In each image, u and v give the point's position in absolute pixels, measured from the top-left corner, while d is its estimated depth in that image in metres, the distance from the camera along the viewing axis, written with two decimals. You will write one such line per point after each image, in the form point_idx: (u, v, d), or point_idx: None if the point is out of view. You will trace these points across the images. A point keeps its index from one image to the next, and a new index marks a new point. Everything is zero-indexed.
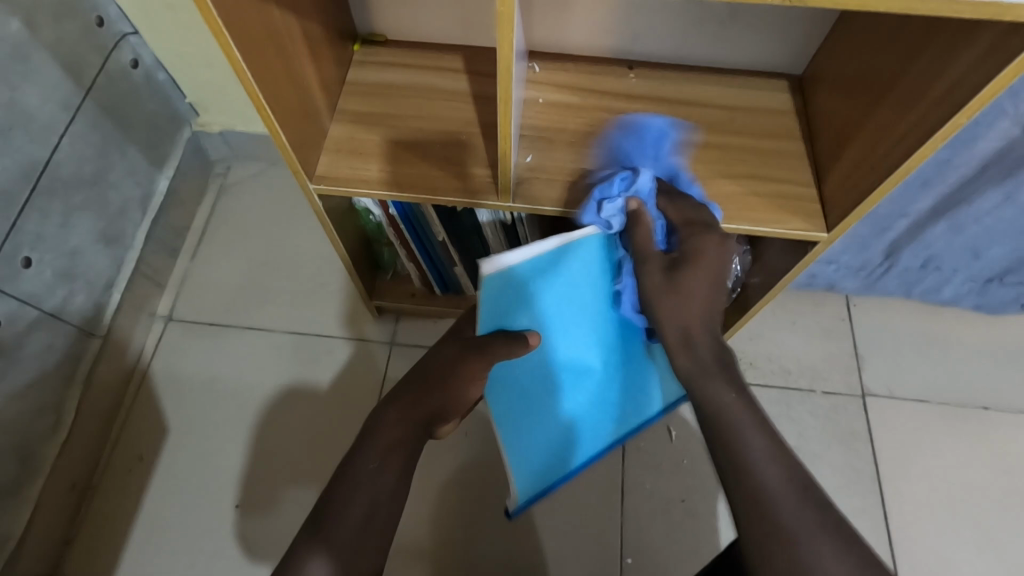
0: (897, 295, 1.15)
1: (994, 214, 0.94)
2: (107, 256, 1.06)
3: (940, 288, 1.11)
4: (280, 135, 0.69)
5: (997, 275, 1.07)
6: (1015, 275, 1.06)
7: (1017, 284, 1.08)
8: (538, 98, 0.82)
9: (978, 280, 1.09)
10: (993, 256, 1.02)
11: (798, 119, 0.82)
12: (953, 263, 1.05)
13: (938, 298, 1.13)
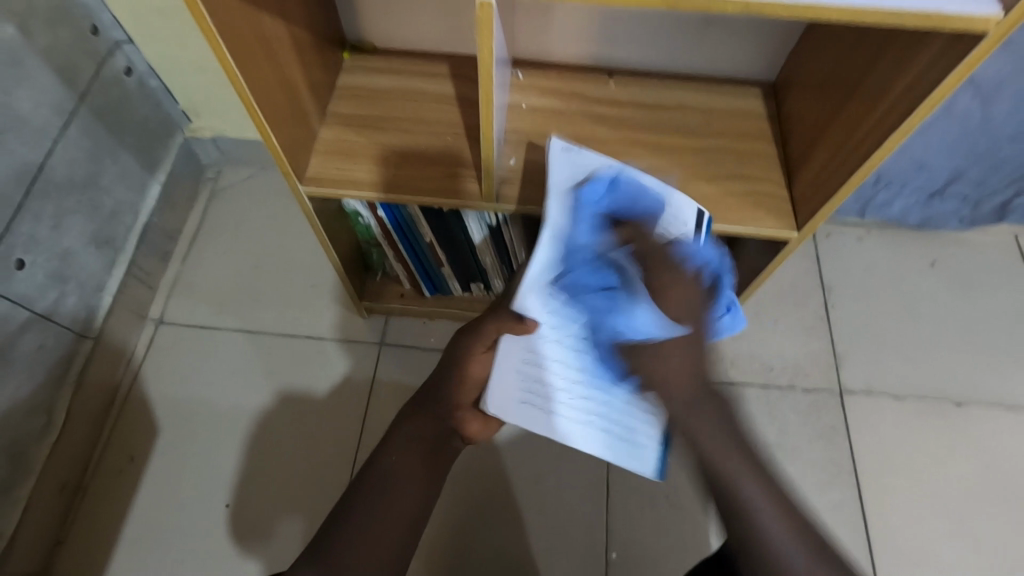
0: (853, 211, 1.19)
1: (937, 125, 0.99)
2: (99, 259, 1.08)
3: (891, 203, 1.16)
4: (270, 138, 0.71)
5: (941, 188, 1.12)
6: (956, 186, 1.11)
7: (958, 196, 1.13)
8: (522, 102, 0.85)
9: (924, 193, 1.13)
10: (939, 167, 1.07)
11: (770, 123, 0.85)
12: (902, 177, 1.10)
13: (889, 214, 1.18)
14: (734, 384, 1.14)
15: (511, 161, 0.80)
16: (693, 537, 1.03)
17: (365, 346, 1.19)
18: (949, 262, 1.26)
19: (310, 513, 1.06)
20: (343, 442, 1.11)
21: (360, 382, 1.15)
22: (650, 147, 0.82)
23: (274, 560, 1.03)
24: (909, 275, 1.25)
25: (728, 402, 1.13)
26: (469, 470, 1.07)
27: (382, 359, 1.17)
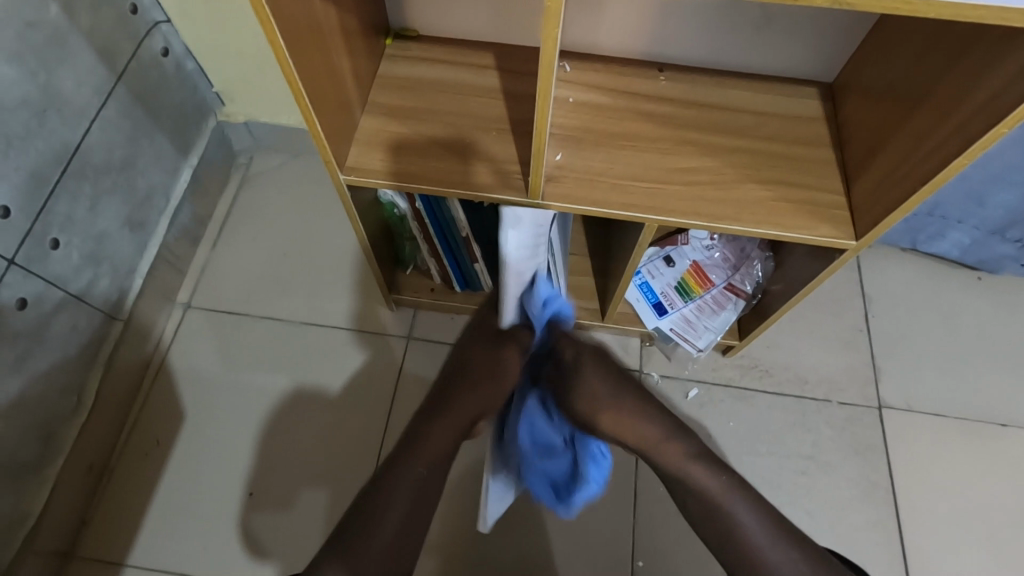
0: (901, 241, 1.17)
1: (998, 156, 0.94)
2: (132, 241, 1.07)
3: (943, 235, 1.12)
4: (315, 126, 0.69)
5: (1000, 230, 1.07)
6: (1016, 230, 1.06)
7: (1017, 241, 1.08)
8: (569, 97, 0.82)
9: (983, 230, 1.08)
10: (998, 203, 1.02)
11: (827, 126, 0.81)
12: (959, 211, 1.06)
13: (941, 246, 1.14)
14: (768, 394, 1.11)
15: (557, 158, 0.77)
16: None
17: (391, 338, 1.17)
18: (997, 279, 1.21)
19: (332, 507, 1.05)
20: (367, 435, 1.10)
21: (386, 376, 1.14)
22: (700, 146, 0.79)
23: (295, 553, 1.02)
24: (954, 290, 1.20)
25: (761, 413, 1.10)
26: None
27: (409, 353, 1.15)
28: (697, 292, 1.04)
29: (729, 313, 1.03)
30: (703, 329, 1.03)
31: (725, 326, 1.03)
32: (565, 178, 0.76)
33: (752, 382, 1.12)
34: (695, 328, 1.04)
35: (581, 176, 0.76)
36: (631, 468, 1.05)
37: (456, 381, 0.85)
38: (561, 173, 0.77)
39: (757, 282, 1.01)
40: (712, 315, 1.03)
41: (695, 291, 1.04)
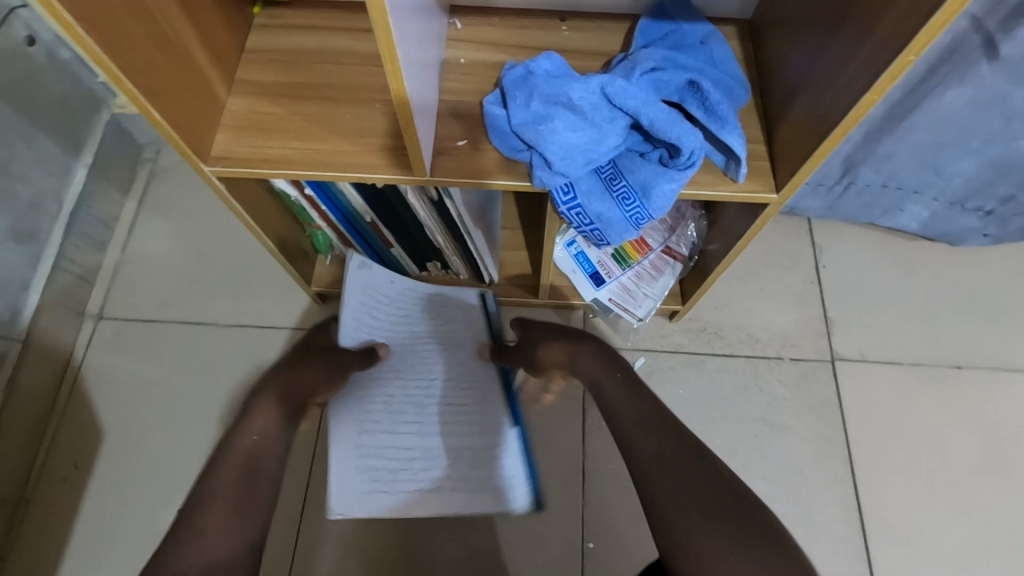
0: (860, 218, 1.09)
1: (952, 122, 0.87)
2: (20, 254, 0.98)
3: (902, 207, 1.05)
4: (152, 113, 0.60)
5: (960, 201, 1.01)
6: (976, 200, 1.00)
7: (978, 212, 1.02)
8: (460, 58, 0.73)
9: (942, 202, 1.02)
10: (956, 172, 0.95)
11: (748, 69, 0.74)
12: (915, 182, 0.99)
13: (900, 219, 1.07)
14: (719, 357, 1.07)
15: (448, 128, 0.69)
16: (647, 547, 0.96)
17: None
18: None
19: None
20: None
21: None
22: None
23: None
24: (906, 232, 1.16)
25: (712, 377, 1.05)
26: None
27: None
28: (634, 258, 0.97)
29: (668, 277, 0.98)
30: (643, 296, 0.98)
31: (664, 291, 0.98)
32: (458, 151, 0.68)
33: (701, 346, 1.07)
34: (634, 295, 0.98)
35: (476, 147, 0.68)
36: (578, 448, 1.01)
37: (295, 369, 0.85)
38: (454, 145, 0.69)
39: (692, 243, 0.95)
40: (651, 281, 0.98)
41: (632, 257, 0.97)
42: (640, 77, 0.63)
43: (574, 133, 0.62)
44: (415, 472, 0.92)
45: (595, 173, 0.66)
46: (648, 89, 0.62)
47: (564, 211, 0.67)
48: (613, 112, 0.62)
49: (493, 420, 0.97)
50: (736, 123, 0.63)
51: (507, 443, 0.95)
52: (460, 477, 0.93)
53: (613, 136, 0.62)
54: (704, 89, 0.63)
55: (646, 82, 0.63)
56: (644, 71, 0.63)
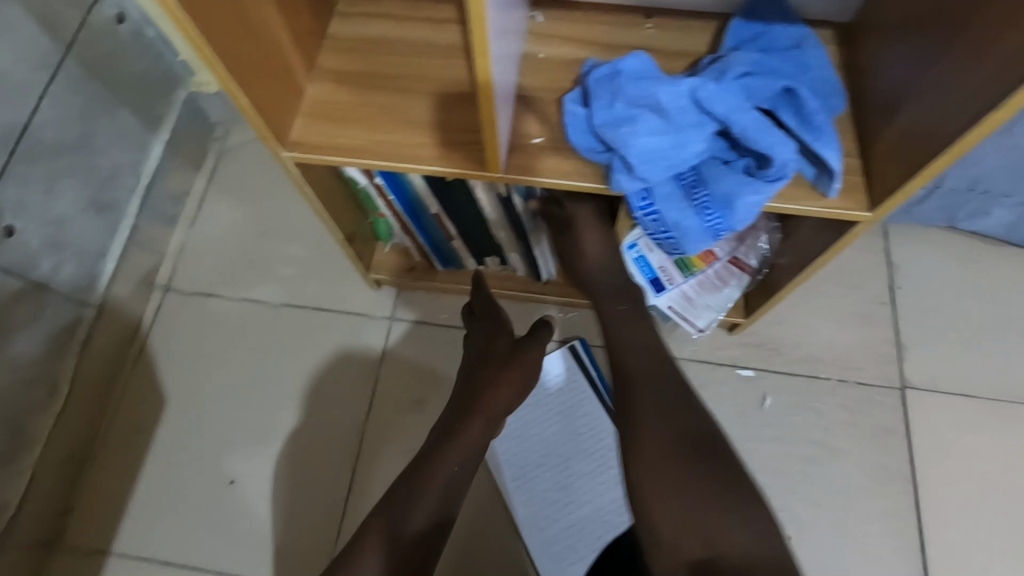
0: (937, 222, 1.03)
1: None
2: (100, 224, 1.03)
3: (987, 212, 0.98)
4: (239, 95, 0.61)
5: None
6: None
7: None
8: (538, 53, 0.71)
9: None
10: None
11: (844, 77, 0.69)
12: (1004, 187, 0.92)
13: (984, 222, 1.01)
14: (777, 375, 1.02)
15: (523, 125, 0.68)
16: None
17: (374, 320, 1.11)
18: None
19: (312, 496, 1.02)
20: (348, 422, 1.05)
21: (369, 360, 1.08)
22: None
23: (276, 541, 1.00)
24: (990, 255, 1.08)
25: (768, 395, 1.01)
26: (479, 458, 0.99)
27: (391, 335, 1.09)
28: (698, 267, 0.91)
29: (732, 289, 0.93)
30: (704, 307, 0.94)
31: (727, 303, 0.94)
32: (533, 149, 0.67)
33: (759, 362, 1.03)
34: (693, 306, 0.94)
35: (551, 147, 0.66)
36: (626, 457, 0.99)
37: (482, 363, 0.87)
38: (529, 143, 0.67)
39: (762, 255, 0.91)
40: (713, 292, 0.93)
41: (697, 265, 0.91)
42: (732, 79, 0.59)
43: (658, 138, 0.59)
44: (578, 500, 0.95)
45: (675, 180, 0.63)
46: (740, 93, 0.59)
47: (640, 217, 0.65)
48: (700, 116, 0.59)
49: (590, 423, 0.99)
50: (833, 136, 0.59)
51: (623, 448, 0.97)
52: (613, 501, 0.95)
53: (698, 142, 0.59)
54: (800, 98, 0.59)
55: (739, 86, 0.59)
56: (737, 73, 0.59)
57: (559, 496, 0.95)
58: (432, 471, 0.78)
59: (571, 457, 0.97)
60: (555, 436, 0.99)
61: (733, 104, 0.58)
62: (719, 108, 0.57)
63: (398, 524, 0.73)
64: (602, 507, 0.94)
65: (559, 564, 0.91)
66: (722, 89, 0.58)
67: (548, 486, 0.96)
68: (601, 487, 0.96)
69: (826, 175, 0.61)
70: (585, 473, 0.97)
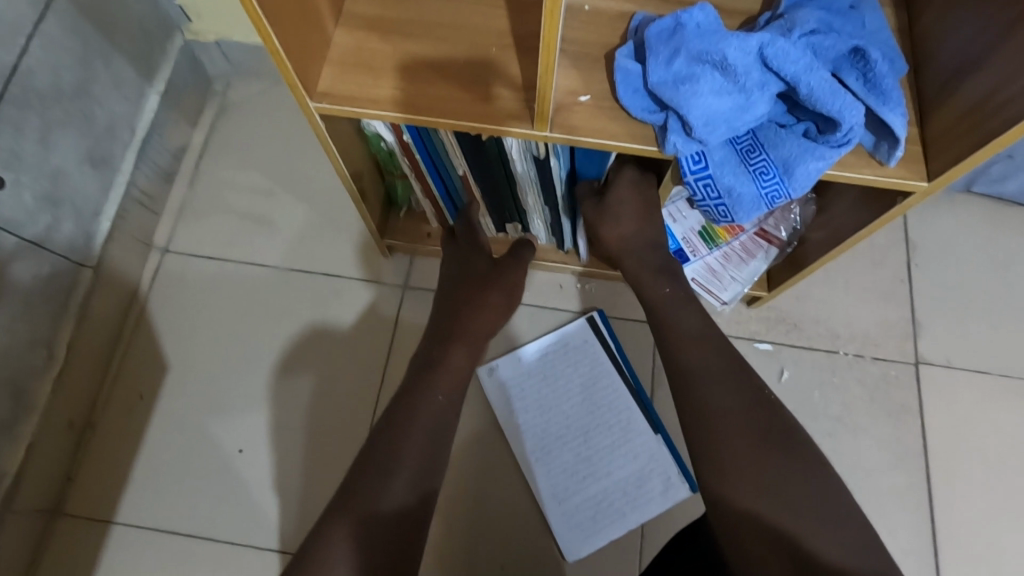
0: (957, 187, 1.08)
1: None
2: (96, 179, 0.96)
3: (1006, 177, 1.03)
4: (271, 39, 0.56)
5: None
6: None
7: None
8: (584, 4, 0.66)
9: None
10: None
11: (902, 41, 0.66)
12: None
13: (1003, 189, 1.05)
14: (796, 350, 1.02)
15: (569, 82, 0.63)
16: None
17: (386, 288, 1.07)
18: None
19: (324, 467, 0.99)
20: (361, 392, 1.02)
21: (382, 328, 1.05)
22: None
23: (288, 512, 0.97)
24: (1008, 233, 1.08)
25: (788, 370, 1.01)
26: (496, 430, 0.97)
27: (404, 303, 1.06)
28: (724, 239, 0.92)
29: (758, 262, 0.91)
30: (729, 280, 0.93)
31: (753, 276, 0.93)
32: (579, 108, 0.63)
33: (778, 337, 1.02)
34: (720, 279, 0.94)
35: (600, 106, 0.63)
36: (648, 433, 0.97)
37: (463, 276, 0.85)
38: (575, 101, 0.63)
39: (793, 227, 0.88)
40: (739, 264, 0.93)
41: (722, 237, 0.91)
42: (799, 37, 0.56)
43: (720, 98, 0.56)
44: (598, 472, 0.95)
45: (730, 144, 0.61)
46: (809, 52, 0.56)
47: (691, 181, 0.63)
48: (764, 77, 0.56)
49: (608, 395, 0.98)
50: (899, 101, 0.57)
51: (643, 421, 0.97)
52: (632, 474, 0.94)
53: (761, 104, 0.57)
54: (869, 59, 0.56)
55: (808, 44, 0.56)
56: (805, 30, 0.56)
57: (579, 468, 0.95)
58: (407, 431, 0.67)
59: (590, 430, 0.96)
60: (573, 409, 0.97)
61: (803, 62, 0.54)
62: (786, 67, 0.54)
63: (370, 502, 0.61)
64: (623, 480, 0.94)
65: (579, 535, 0.92)
66: (792, 45, 0.55)
67: (568, 459, 0.95)
68: (621, 458, 0.95)
69: (889, 142, 0.59)
70: (604, 447, 0.96)
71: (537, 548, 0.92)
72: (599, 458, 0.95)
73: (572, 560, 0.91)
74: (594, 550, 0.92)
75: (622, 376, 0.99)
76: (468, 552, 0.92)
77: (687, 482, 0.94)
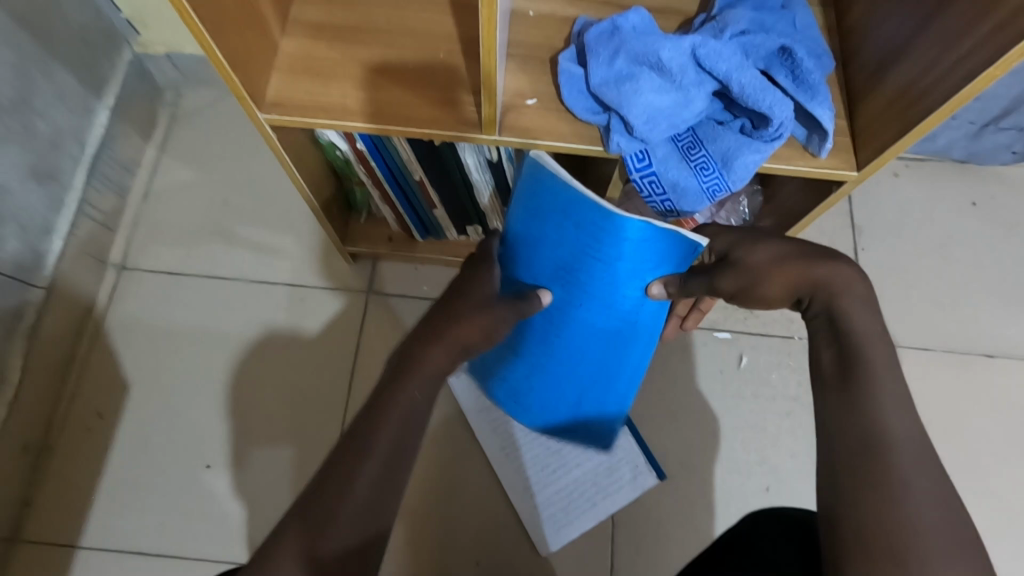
0: None
1: None
2: (43, 195, 0.94)
3: (935, 137, 1.07)
4: (214, 50, 0.56)
5: (993, 120, 1.02)
6: (1010, 118, 1.00)
7: (1013, 129, 1.02)
8: (528, 9, 0.68)
9: (976, 124, 1.03)
10: (994, 94, 0.96)
11: (829, 38, 0.70)
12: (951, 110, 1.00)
13: (932, 147, 1.10)
14: (753, 336, 1.06)
15: (515, 86, 0.65)
16: (684, 531, 0.95)
17: (351, 294, 1.07)
18: (990, 202, 1.14)
19: (296, 477, 0.99)
20: (329, 398, 1.02)
21: (348, 334, 1.05)
22: None
23: (259, 525, 0.96)
24: (947, 215, 1.14)
25: (746, 356, 1.05)
26: (466, 430, 0.98)
27: (369, 309, 1.06)
28: None
29: None
30: None
31: None
32: (527, 111, 0.65)
33: (736, 324, 1.06)
34: None
35: (547, 110, 0.64)
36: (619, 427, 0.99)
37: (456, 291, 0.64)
38: (522, 104, 0.65)
39: (743, 219, 0.87)
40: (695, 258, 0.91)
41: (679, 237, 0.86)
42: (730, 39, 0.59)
43: (658, 98, 0.59)
44: (568, 464, 0.97)
45: (672, 141, 0.63)
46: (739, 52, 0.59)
47: (637, 179, 0.64)
48: (699, 75, 0.59)
49: None
50: (826, 95, 0.60)
51: None
52: (601, 463, 0.97)
53: (698, 101, 0.59)
54: (795, 57, 0.60)
55: (739, 45, 0.59)
56: (736, 33, 0.60)
57: (549, 462, 0.97)
58: (380, 427, 0.54)
59: None
60: None
61: (735, 62, 0.57)
62: (719, 66, 0.57)
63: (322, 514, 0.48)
64: (592, 470, 0.97)
65: (553, 526, 0.94)
66: (724, 46, 0.57)
67: (539, 452, 0.97)
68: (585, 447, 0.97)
69: (823, 134, 0.62)
70: (573, 440, 0.98)
71: (511, 543, 0.93)
72: (567, 450, 0.98)
73: (547, 553, 0.93)
74: (568, 542, 0.93)
75: None
76: (443, 551, 0.93)
77: (654, 471, 0.97)
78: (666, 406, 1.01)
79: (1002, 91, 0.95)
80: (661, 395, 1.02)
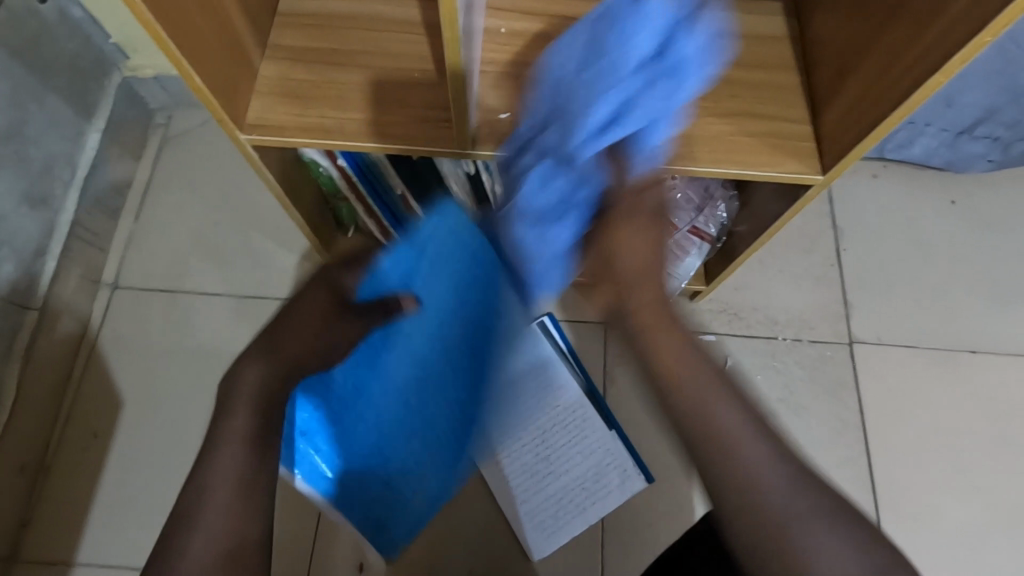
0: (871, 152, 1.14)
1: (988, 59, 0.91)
2: (36, 219, 0.96)
3: (912, 143, 1.09)
4: (192, 76, 0.59)
5: (968, 128, 1.03)
6: (985, 126, 1.02)
7: (987, 137, 1.04)
8: (500, 27, 0.70)
9: (951, 132, 1.05)
10: (967, 104, 0.98)
11: (793, 46, 0.72)
12: (927, 115, 1.02)
13: (909, 155, 1.11)
14: (738, 337, 1.07)
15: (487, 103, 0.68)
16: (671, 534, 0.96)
17: None
18: (969, 203, 1.16)
19: None
20: None
21: None
22: None
23: None
24: (926, 215, 1.15)
25: (731, 359, 1.06)
26: None
27: None
28: None
29: (693, 258, 0.96)
30: (667, 276, 0.97)
31: (689, 271, 0.98)
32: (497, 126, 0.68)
33: (721, 327, 1.07)
34: None
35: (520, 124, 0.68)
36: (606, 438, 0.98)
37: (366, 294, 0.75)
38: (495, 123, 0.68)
39: (721, 224, 0.93)
40: (675, 262, 0.96)
41: None
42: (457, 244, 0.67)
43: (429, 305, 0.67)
44: (559, 471, 0.97)
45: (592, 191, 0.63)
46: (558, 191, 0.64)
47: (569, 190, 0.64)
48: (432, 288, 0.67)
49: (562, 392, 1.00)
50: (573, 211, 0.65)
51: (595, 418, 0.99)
52: (591, 470, 0.97)
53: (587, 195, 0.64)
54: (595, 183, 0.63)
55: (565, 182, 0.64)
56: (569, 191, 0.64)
57: (538, 466, 0.97)
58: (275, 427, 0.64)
59: (548, 429, 0.99)
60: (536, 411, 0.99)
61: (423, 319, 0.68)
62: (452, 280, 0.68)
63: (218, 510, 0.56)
64: (581, 476, 0.97)
65: (544, 534, 0.95)
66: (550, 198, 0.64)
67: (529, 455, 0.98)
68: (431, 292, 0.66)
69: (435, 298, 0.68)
70: (568, 448, 0.98)
71: (501, 547, 0.95)
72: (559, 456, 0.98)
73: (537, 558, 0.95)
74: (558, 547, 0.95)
75: (575, 376, 1.00)
76: (433, 558, 0.94)
77: (642, 473, 0.97)
78: (654, 411, 1.03)
79: (973, 100, 0.98)
80: (648, 399, 1.03)
